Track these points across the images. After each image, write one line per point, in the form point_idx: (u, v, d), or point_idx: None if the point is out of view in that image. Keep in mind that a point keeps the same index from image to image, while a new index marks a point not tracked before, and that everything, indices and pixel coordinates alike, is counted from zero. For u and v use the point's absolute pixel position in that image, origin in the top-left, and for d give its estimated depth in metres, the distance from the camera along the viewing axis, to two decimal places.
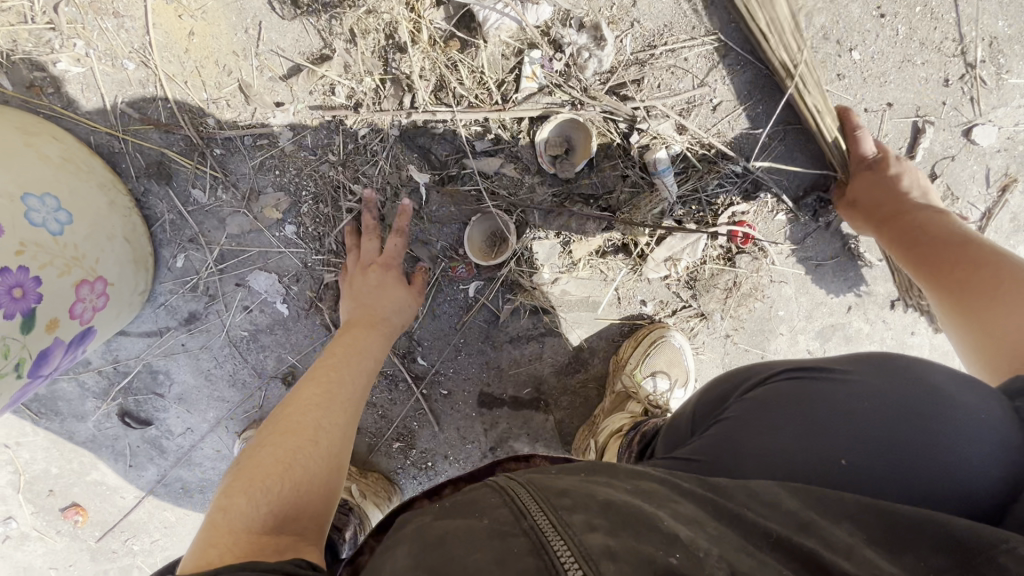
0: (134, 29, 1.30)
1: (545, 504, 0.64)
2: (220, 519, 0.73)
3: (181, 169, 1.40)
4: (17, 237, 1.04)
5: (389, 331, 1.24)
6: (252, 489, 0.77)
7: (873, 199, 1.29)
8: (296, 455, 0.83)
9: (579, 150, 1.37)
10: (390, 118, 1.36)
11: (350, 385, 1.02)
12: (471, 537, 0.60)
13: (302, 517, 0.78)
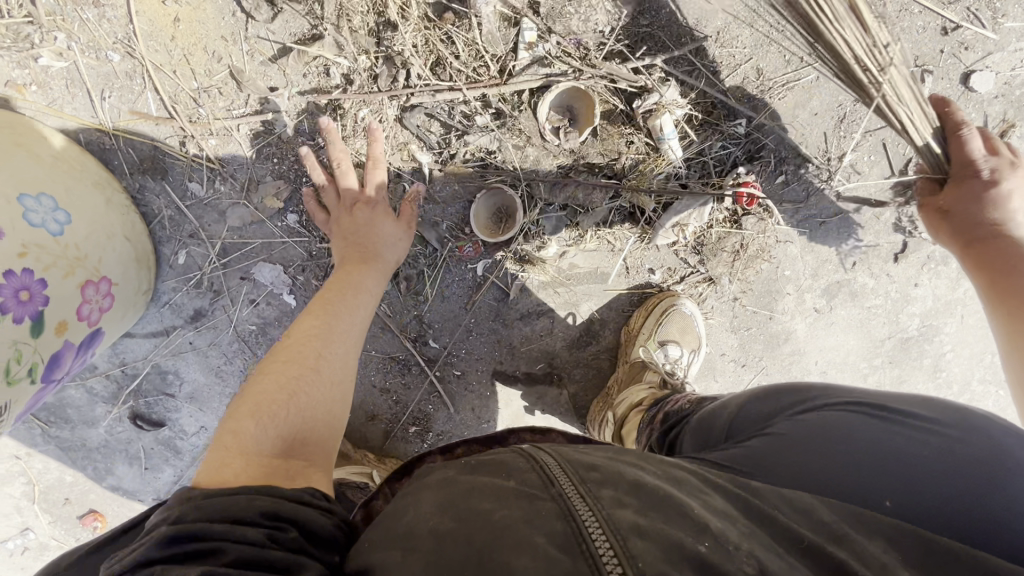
0: (116, 19, 1.25)
1: (570, 469, 0.67)
2: (231, 441, 0.78)
3: (176, 162, 1.36)
4: (18, 239, 1.01)
5: (384, 268, 1.22)
6: (258, 415, 0.82)
7: (970, 219, 1.06)
8: (300, 384, 0.88)
9: (583, 117, 1.37)
10: (388, 97, 1.33)
11: (352, 323, 1.05)
12: (499, 496, 0.64)
13: (309, 445, 0.84)
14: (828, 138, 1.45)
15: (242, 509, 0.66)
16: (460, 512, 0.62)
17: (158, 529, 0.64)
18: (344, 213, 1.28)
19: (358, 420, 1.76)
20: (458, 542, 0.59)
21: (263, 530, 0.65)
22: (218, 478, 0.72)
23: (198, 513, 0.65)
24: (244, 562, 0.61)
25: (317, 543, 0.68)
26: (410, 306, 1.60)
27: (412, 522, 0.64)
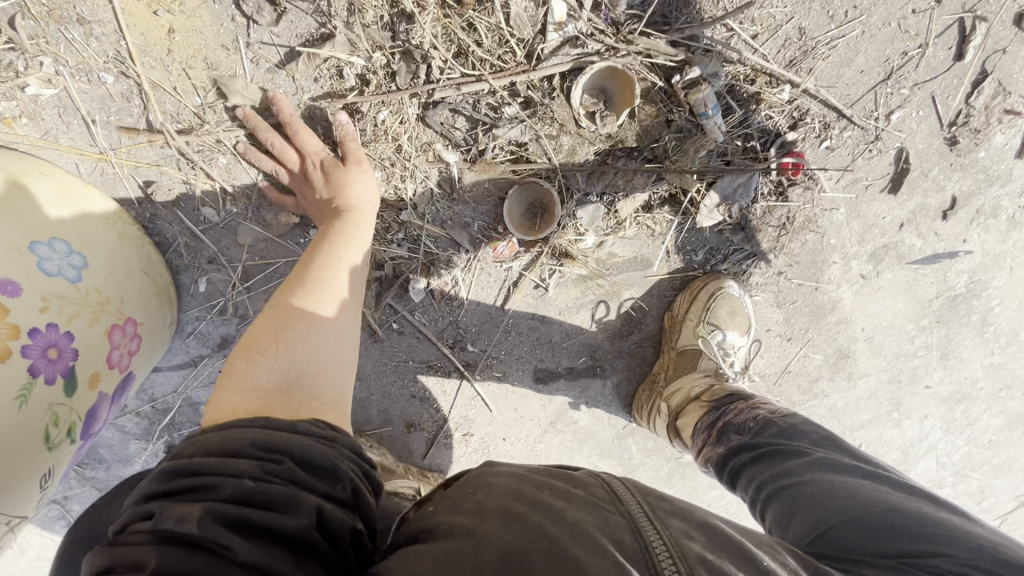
0: (105, 36, 1.14)
1: (649, 501, 0.65)
2: (228, 380, 0.87)
3: (186, 186, 1.27)
4: (38, 292, 0.94)
5: (365, 217, 1.18)
6: (249, 357, 0.90)
7: None
8: (286, 327, 0.95)
9: (618, 98, 1.29)
10: (409, 96, 1.24)
11: (340, 270, 1.09)
12: (570, 499, 0.64)
13: (307, 384, 0.89)
14: (876, 97, 1.37)
15: (234, 443, 0.71)
16: (529, 508, 0.63)
17: (159, 469, 0.70)
18: (303, 186, 1.22)
19: (399, 432, 1.70)
20: (526, 535, 0.59)
21: (257, 462, 0.68)
22: (216, 414, 0.80)
23: (195, 450, 0.71)
24: (243, 493, 0.65)
25: (318, 476, 0.71)
26: (445, 312, 1.52)
27: (480, 510, 0.65)
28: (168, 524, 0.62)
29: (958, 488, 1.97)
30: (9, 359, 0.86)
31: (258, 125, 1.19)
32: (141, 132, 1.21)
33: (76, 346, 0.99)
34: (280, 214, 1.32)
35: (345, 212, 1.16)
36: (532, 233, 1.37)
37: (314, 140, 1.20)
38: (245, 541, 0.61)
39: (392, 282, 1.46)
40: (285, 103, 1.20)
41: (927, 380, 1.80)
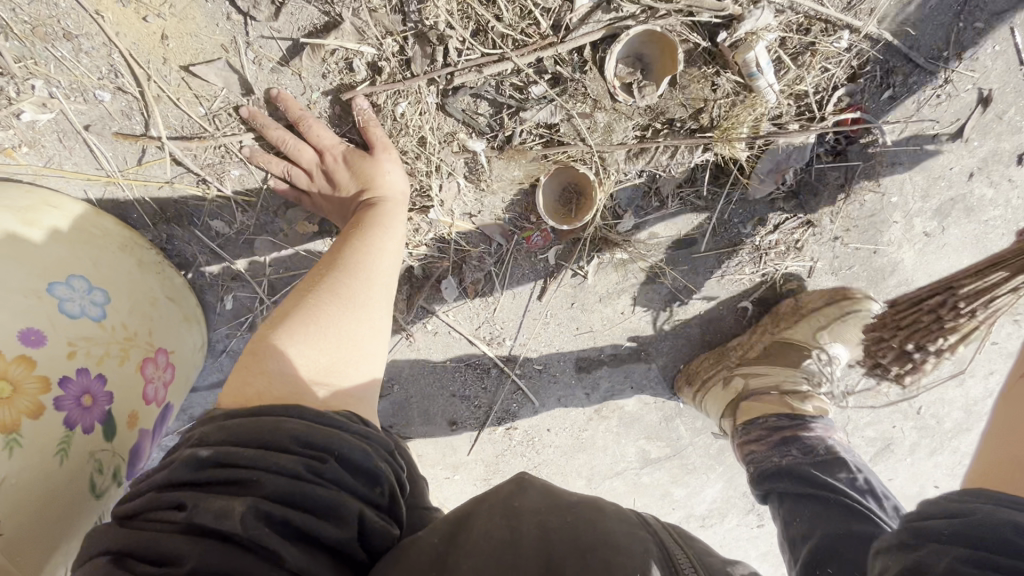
0: (94, 50, 1.04)
1: (680, 539, 0.71)
2: (254, 361, 0.85)
3: (200, 203, 1.20)
4: (63, 337, 0.89)
5: (395, 206, 1.11)
6: (280, 340, 0.87)
7: None
8: (319, 310, 0.93)
9: (656, 63, 1.17)
10: (426, 83, 1.13)
11: (376, 259, 1.03)
12: (602, 512, 0.70)
13: (336, 372, 0.89)
14: (946, 35, 1.22)
15: (272, 437, 0.71)
16: (564, 516, 0.69)
17: (186, 453, 0.70)
18: (324, 186, 1.14)
19: (440, 431, 1.65)
20: (562, 539, 0.65)
21: (300, 460, 0.69)
22: (244, 395, 0.80)
23: (227, 438, 0.71)
24: (283, 491, 0.65)
25: (359, 478, 0.72)
26: (481, 309, 1.45)
27: (515, 508, 0.71)
28: (206, 518, 0.62)
29: None
30: (43, 414, 0.81)
31: (270, 126, 1.11)
32: (137, 140, 1.12)
33: (111, 388, 0.94)
34: (300, 222, 1.25)
35: (378, 203, 1.10)
36: (569, 220, 1.27)
37: (332, 136, 1.12)
38: (292, 547, 0.62)
39: (422, 282, 1.39)
40: (292, 100, 1.11)
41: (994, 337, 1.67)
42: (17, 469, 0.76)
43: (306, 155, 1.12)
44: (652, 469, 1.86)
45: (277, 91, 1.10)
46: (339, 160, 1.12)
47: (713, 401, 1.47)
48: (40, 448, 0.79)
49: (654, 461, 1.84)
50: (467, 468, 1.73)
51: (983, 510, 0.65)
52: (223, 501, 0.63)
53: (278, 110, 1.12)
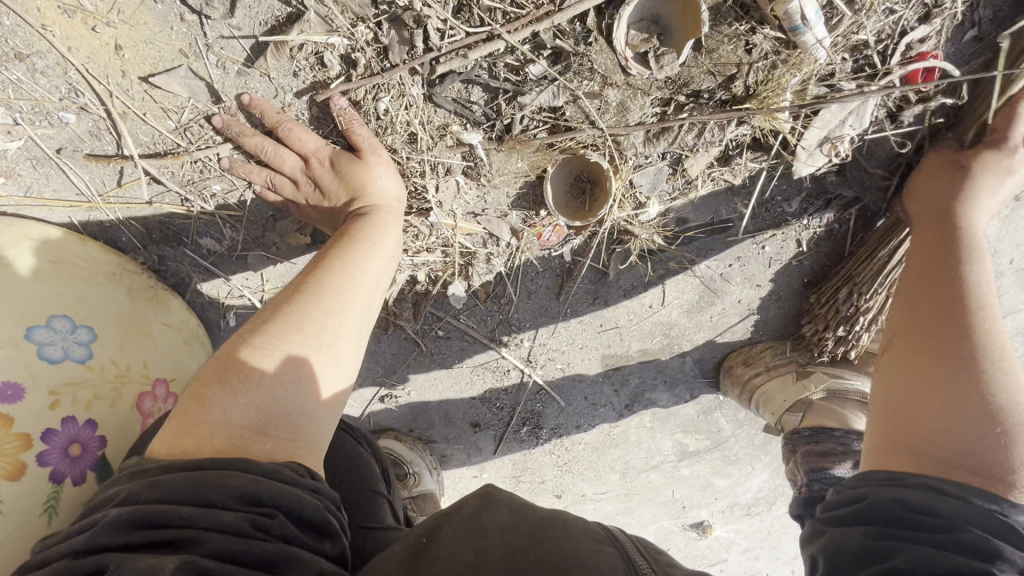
0: (50, 68, 0.96)
1: (645, 551, 0.79)
2: (196, 406, 0.75)
3: (184, 222, 1.13)
4: (44, 386, 0.85)
5: (381, 217, 0.99)
6: (228, 381, 0.77)
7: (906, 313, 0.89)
8: (279, 344, 0.81)
9: (677, 25, 0.99)
10: (408, 73, 1.00)
11: (350, 281, 0.91)
12: (569, 533, 0.78)
13: (292, 421, 0.78)
14: None
15: (214, 493, 0.64)
16: (531, 534, 0.78)
17: (110, 514, 0.61)
18: (308, 195, 1.03)
19: (463, 433, 1.59)
20: (525, 554, 0.74)
21: (246, 516, 0.64)
22: (180, 448, 0.71)
23: (160, 495, 0.63)
24: (227, 551, 0.60)
25: (307, 530, 0.68)
26: (494, 311, 1.35)
27: (484, 526, 0.80)
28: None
29: None
30: (23, 474, 0.78)
31: (246, 132, 1.01)
32: (110, 162, 1.04)
33: (103, 432, 0.89)
34: (292, 234, 1.16)
35: (364, 217, 0.98)
36: (583, 216, 1.12)
37: (315, 140, 1.01)
38: None
39: (429, 287, 1.29)
40: (267, 104, 1.00)
41: None
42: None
43: (287, 163, 1.01)
44: (691, 462, 1.74)
45: (247, 96, 0.98)
46: (323, 166, 1.01)
47: (775, 398, 1.33)
48: (26, 510, 0.77)
49: (693, 454, 1.73)
50: (494, 469, 1.66)
51: (877, 492, 0.69)
52: (150, 559, 0.58)
53: (254, 117, 1.01)
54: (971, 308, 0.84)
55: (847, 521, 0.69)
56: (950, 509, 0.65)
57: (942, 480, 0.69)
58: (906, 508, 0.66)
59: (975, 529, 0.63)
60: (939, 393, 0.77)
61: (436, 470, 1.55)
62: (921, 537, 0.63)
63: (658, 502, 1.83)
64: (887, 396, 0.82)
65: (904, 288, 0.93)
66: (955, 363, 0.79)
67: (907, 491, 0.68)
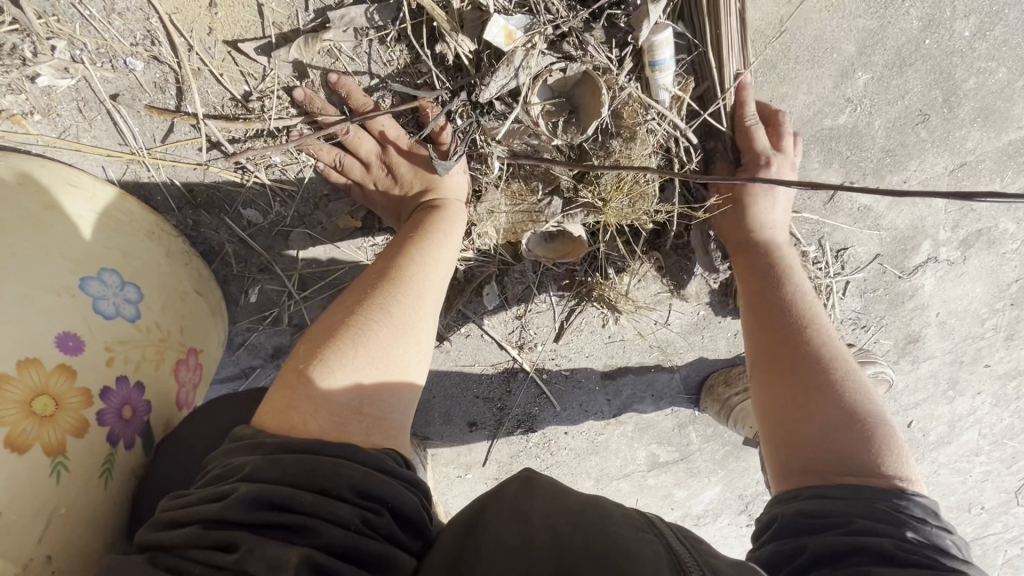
0: (129, 12, 0.93)
1: (686, 541, 0.66)
2: (294, 378, 0.77)
3: (231, 188, 1.09)
4: (99, 343, 0.78)
5: (454, 211, 1.03)
6: (327, 354, 0.79)
7: (762, 342, 0.97)
8: (368, 323, 0.84)
9: (586, 106, 1.01)
10: (501, 83, 0.96)
11: (428, 271, 0.94)
12: (610, 515, 0.67)
13: (383, 400, 0.80)
14: (1009, 77, 1.23)
15: (328, 481, 0.64)
16: (576, 518, 0.66)
17: (238, 488, 0.62)
18: (382, 180, 1.05)
19: (458, 431, 1.61)
20: (571, 538, 0.62)
21: (356, 511, 0.63)
22: (285, 422, 0.73)
23: (278, 478, 0.63)
24: (339, 546, 0.59)
25: (406, 529, 0.67)
26: (515, 312, 1.42)
27: (524, 511, 0.67)
28: (259, 570, 0.56)
29: (993, 456, 1.89)
30: (87, 432, 0.73)
31: (324, 109, 1.00)
32: (170, 117, 1.00)
33: (150, 398, 0.84)
34: (343, 216, 1.15)
35: (437, 210, 1.01)
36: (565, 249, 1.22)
37: (395, 128, 1.03)
38: None
39: (465, 283, 1.36)
40: (351, 86, 0.98)
41: (988, 359, 1.71)
42: (65, 495, 0.68)
43: (367, 145, 1.03)
44: (658, 472, 1.80)
45: (332, 76, 0.97)
46: (402, 154, 1.03)
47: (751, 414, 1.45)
48: (87, 471, 0.72)
49: (661, 465, 1.79)
50: (480, 470, 1.68)
51: (782, 509, 0.77)
52: (275, 549, 0.57)
53: (336, 95, 1.00)
54: (797, 326, 0.95)
55: (767, 541, 0.76)
56: (840, 505, 0.73)
57: (831, 488, 0.76)
58: (805, 515, 0.74)
59: (866, 521, 0.71)
60: (816, 414, 0.85)
61: (426, 467, 1.54)
62: (825, 536, 0.70)
63: None
64: (774, 420, 0.88)
65: (758, 319, 1.00)
66: (806, 377, 0.89)
67: (803, 502, 0.76)
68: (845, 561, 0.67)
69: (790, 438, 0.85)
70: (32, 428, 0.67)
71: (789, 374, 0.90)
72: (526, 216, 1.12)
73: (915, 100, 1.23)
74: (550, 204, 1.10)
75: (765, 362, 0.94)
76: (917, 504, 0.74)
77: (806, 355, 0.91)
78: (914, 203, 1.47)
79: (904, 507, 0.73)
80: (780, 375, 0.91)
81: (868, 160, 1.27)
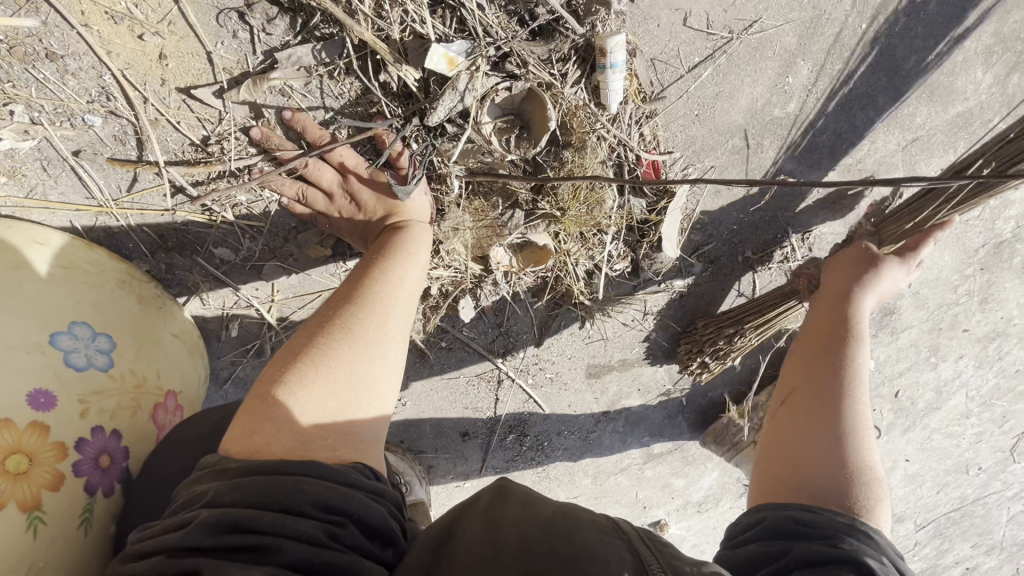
0: (82, 70, 0.95)
1: (652, 543, 0.67)
2: (256, 403, 0.79)
3: (200, 229, 1.12)
4: (71, 398, 0.79)
5: (416, 229, 1.05)
6: (296, 376, 0.82)
7: (799, 375, 0.99)
8: (332, 345, 0.86)
9: (536, 120, 1.05)
10: (448, 104, 0.99)
11: (395, 293, 0.96)
12: (580, 522, 0.67)
13: (348, 415, 0.82)
14: (950, 52, 1.25)
15: (291, 498, 0.66)
16: (546, 527, 0.66)
17: (201, 514, 0.64)
18: (346, 208, 1.07)
19: (452, 442, 1.63)
20: (539, 549, 0.63)
21: (320, 525, 0.65)
22: (249, 445, 0.74)
23: (243, 501, 0.65)
24: (304, 562, 0.62)
25: (375, 540, 0.69)
26: (494, 321, 1.44)
27: (497, 519, 0.69)
28: None
29: (984, 417, 1.92)
30: (63, 484, 0.75)
31: (281, 145, 1.02)
32: (132, 167, 1.03)
33: (128, 443, 0.86)
34: (313, 246, 1.18)
35: (398, 231, 1.04)
36: (534, 258, 1.24)
37: (354, 158, 1.05)
38: None
39: (440, 299, 1.39)
40: (305, 120, 1.01)
41: (965, 324, 1.74)
42: (45, 547, 0.71)
43: (329, 177, 1.05)
44: (655, 464, 1.79)
45: (286, 112, 0.99)
46: (363, 181, 1.05)
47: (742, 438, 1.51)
48: (65, 521, 0.74)
49: (657, 456, 1.77)
50: (477, 478, 1.70)
51: (773, 513, 0.79)
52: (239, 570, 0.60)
53: (292, 131, 1.03)
54: (845, 377, 0.95)
55: (750, 539, 0.77)
56: (826, 522, 0.76)
57: (819, 507, 0.79)
58: (796, 522, 0.76)
59: (850, 538, 0.74)
60: (822, 448, 0.87)
61: (423, 480, 1.56)
62: (813, 545, 0.72)
63: (622, 503, 1.85)
64: (781, 440, 0.91)
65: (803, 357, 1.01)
66: (829, 415, 0.91)
67: (794, 509, 0.78)
68: (830, 569, 0.69)
69: (790, 457, 0.88)
70: (7, 487, 0.69)
71: (819, 410, 0.92)
72: (491, 232, 1.17)
73: (861, 83, 1.25)
74: (513, 216, 1.15)
75: (797, 392, 0.96)
76: (888, 542, 0.77)
77: (839, 401, 0.92)
78: None
79: (880, 546, 0.75)
80: (810, 407, 0.93)
81: (822, 144, 1.28)
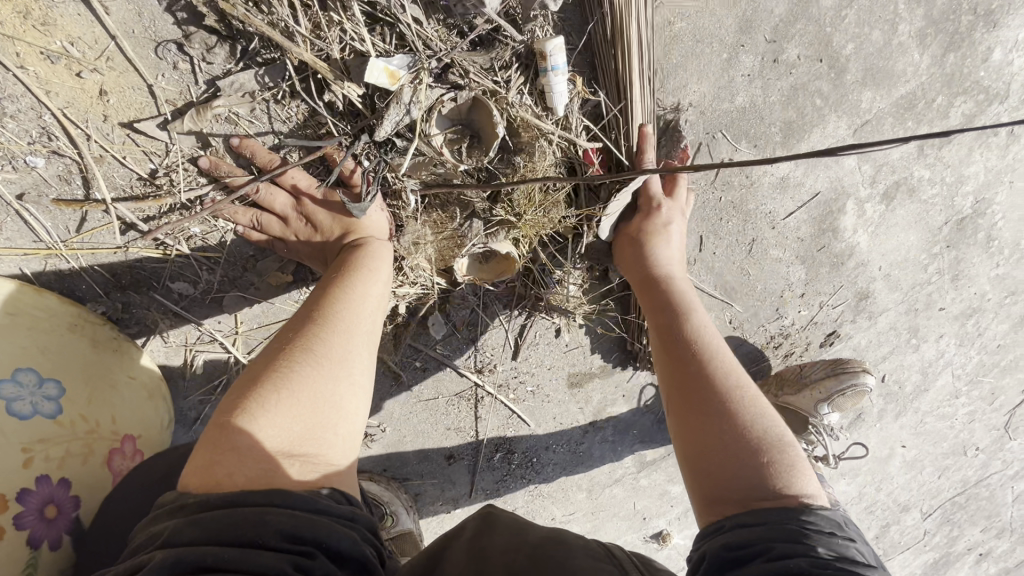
0: (23, 112, 0.95)
1: (641, 565, 0.68)
2: (211, 435, 0.74)
3: (155, 265, 1.09)
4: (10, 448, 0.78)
5: (376, 246, 1.04)
6: (248, 402, 0.78)
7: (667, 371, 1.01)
8: (290, 367, 0.83)
9: (484, 128, 1.06)
10: (394, 117, 1.00)
11: (352, 308, 0.94)
12: (570, 548, 0.67)
13: (317, 438, 0.79)
14: (884, 38, 1.29)
15: (254, 531, 0.62)
16: (534, 552, 0.66)
17: (156, 557, 0.59)
18: (303, 228, 1.05)
19: (437, 466, 1.58)
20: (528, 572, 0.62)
21: (286, 557, 0.60)
22: (211, 478, 0.70)
23: (199, 537, 0.61)
24: None
25: (347, 567, 0.64)
26: (468, 336, 1.42)
27: (482, 549, 0.68)
28: None
29: (973, 395, 1.91)
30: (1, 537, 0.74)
31: (231, 171, 1.01)
32: (80, 207, 1.02)
33: (78, 492, 0.85)
34: (273, 273, 1.15)
35: (356, 249, 1.02)
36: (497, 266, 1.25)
37: (304, 179, 1.05)
38: None
39: (410, 319, 1.36)
40: (254, 145, 1.00)
41: (941, 302, 1.74)
42: None
43: (281, 199, 1.03)
44: (650, 472, 1.74)
45: (233, 139, 0.98)
46: (316, 200, 1.04)
47: None
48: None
49: (650, 464, 1.73)
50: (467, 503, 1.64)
51: (710, 545, 0.78)
52: None
53: (241, 158, 1.02)
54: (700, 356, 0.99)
55: None
56: (757, 534, 0.75)
57: (750, 516, 0.79)
58: (728, 547, 0.75)
59: (784, 541, 0.74)
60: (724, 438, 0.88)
61: (410, 509, 1.50)
62: (755, 565, 0.71)
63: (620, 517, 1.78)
64: (689, 444, 0.90)
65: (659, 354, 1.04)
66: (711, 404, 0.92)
67: (727, 534, 0.77)
68: None
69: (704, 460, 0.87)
70: None
71: (697, 397, 0.94)
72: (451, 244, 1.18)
73: (802, 74, 1.28)
74: (470, 225, 1.14)
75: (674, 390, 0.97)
76: (825, 520, 0.78)
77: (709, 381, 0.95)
78: (829, 166, 1.52)
79: (817, 532, 0.76)
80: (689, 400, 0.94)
81: (773, 132, 1.30)
